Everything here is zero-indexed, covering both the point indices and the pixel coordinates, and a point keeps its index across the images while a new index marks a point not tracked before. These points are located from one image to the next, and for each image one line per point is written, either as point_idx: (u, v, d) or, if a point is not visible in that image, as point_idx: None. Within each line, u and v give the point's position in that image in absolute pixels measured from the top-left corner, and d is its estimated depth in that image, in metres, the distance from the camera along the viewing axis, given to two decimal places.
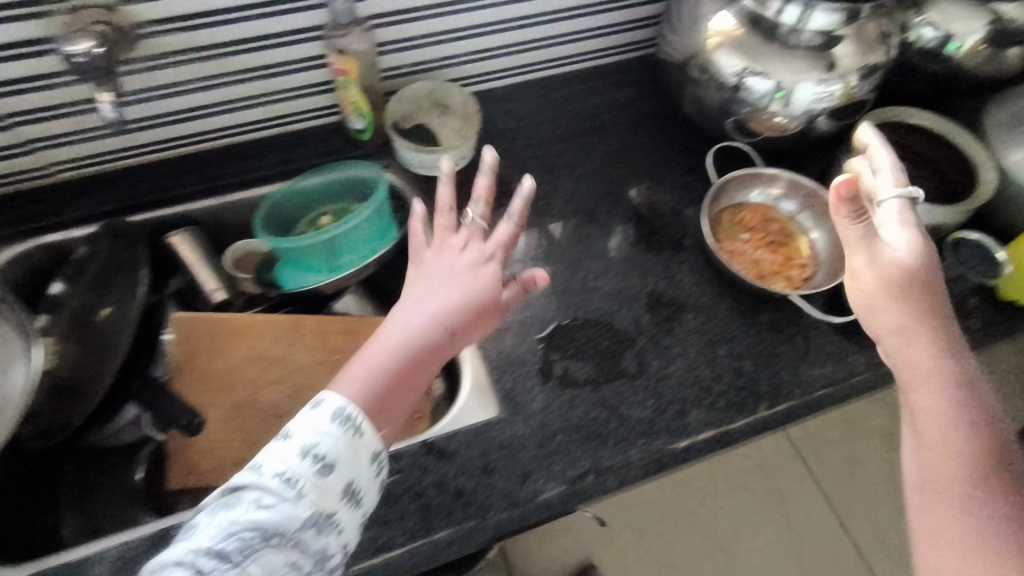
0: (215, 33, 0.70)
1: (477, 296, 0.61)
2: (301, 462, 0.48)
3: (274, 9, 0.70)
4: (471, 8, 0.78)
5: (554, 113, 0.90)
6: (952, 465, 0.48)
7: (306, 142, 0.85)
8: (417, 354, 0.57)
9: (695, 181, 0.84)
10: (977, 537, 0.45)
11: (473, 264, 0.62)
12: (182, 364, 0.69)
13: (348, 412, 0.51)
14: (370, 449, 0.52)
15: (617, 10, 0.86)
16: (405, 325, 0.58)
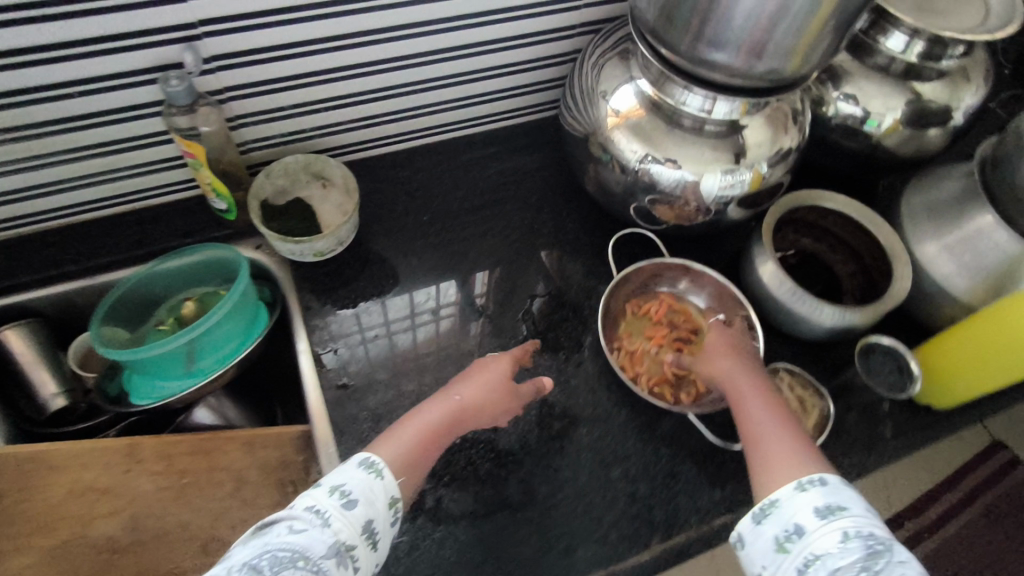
0: (25, 113, 0.59)
1: (500, 389, 0.62)
2: (328, 497, 0.48)
3: (96, 86, 0.59)
4: (346, 77, 0.69)
5: (451, 183, 0.82)
6: (753, 406, 0.57)
7: (163, 219, 0.75)
8: (436, 434, 0.57)
9: (601, 265, 0.77)
10: (771, 449, 0.53)
11: (498, 360, 0.64)
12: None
13: (374, 459, 0.52)
14: (388, 495, 0.51)
15: (517, 73, 0.78)
16: (439, 407, 0.59)
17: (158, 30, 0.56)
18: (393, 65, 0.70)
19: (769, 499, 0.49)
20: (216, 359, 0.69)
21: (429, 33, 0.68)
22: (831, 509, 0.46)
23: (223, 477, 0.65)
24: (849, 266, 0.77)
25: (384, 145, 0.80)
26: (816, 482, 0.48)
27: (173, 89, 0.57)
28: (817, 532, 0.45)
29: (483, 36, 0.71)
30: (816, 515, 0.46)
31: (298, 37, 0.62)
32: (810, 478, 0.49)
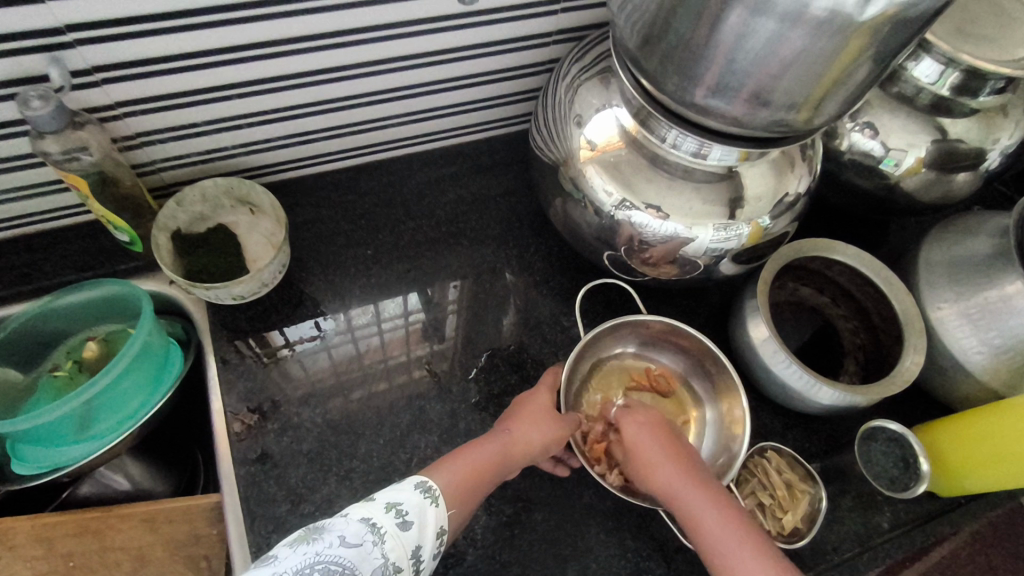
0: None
1: (554, 419, 0.56)
2: (384, 513, 0.45)
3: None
4: (272, 89, 0.57)
5: (404, 209, 0.71)
6: (703, 520, 0.50)
7: (60, 247, 0.64)
8: (487, 470, 0.52)
9: (570, 313, 0.67)
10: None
11: (548, 391, 0.58)
12: None
13: (430, 484, 0.49)
14: (439, 523, 0.47)
15: (483, 84, 0.67)
16: (489, 440, 0.54)
17: (19, 36, 0.45)
18: (333, 76, 0.58)
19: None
20: (121, 419, 0.60)
21: (376, 40, 0.56)
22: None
23: (122, 560, 0.56)
24: (851, 322, 0.68)
25: (325, 162, 0.69)
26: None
27: (39, 112, 0.47)
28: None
29: (442, 44, 0.60)
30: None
31: (207, 45, 0.51)
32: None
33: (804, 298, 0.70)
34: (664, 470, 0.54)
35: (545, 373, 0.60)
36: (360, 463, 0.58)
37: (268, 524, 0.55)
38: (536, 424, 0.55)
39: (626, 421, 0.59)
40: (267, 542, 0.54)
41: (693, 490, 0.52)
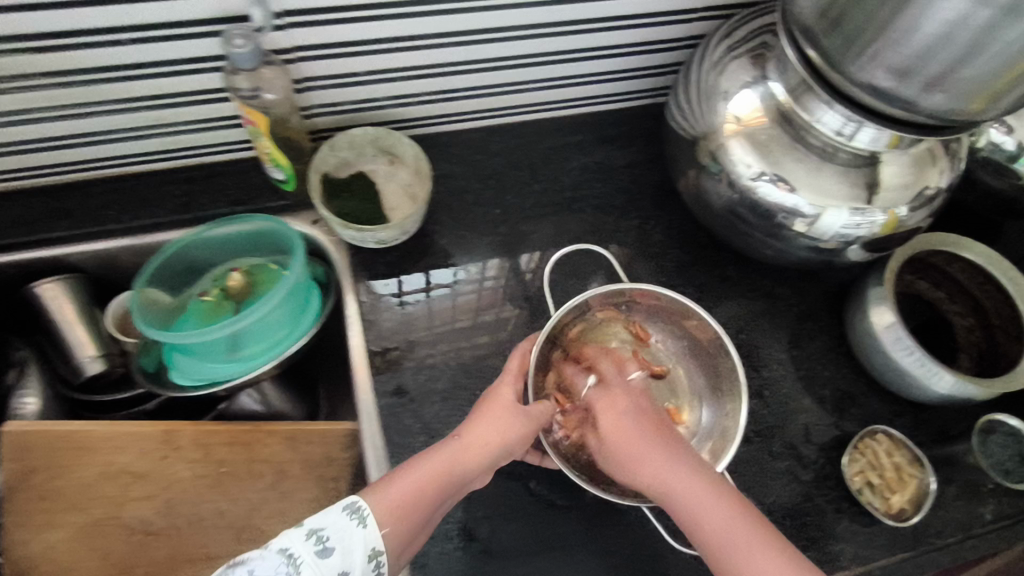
0: (77, 57, 0.52)
1: (513, 419, 0.56)
2: (301, 541, 0.47)
3: (156, 34, 0.52)
4: (433, 44, 0.60)
5: (530, 172, 0.74)
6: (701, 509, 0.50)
7: (215, 180, 0.68)
8: (439, 483, 0.53)
9: (688, 286, 0.70)
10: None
11: (512, 385, 0.58)
12: (19, 484, 0.56)
13: (360, 504, 0.50)
14: (368, 547, 0.49)
15: (622, 56, 0.69)
16: (427, 452, 0.54)
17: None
18: (486, 37, 0.61)
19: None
20: (266, 348, 0.64)
21: (533, 6, 0.58)
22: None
23: (264, 470, 0.60)
24: (967, 320, 0.68)
25: (460, 120, 0.72)
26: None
27: (241, 51, 0.50)
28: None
29: (590, 13, 0.61)
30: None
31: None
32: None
33: (922, 294, 0.70)
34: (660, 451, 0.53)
35: (513, 355, 0.61)
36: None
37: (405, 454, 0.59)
38: (493, 424, 0.56)
39: (603, 397, 0.58)
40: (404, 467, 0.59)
41: (693, 482, 0.51)
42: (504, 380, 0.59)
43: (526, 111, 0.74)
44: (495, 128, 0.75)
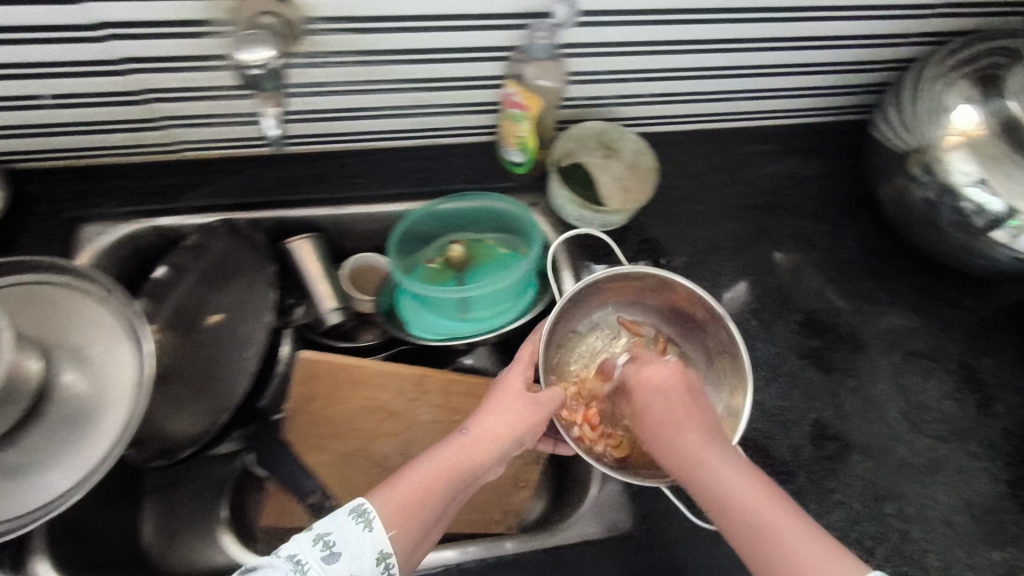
0: (382, 39, 0.58)
1: (523, 404, 0.59)
2: (309, 547, 0.49)
3: (458, 24, 0.58)
4: (683, 52, 0.66)
5: (727, 175, 0.79)
6: (735, 489, 0.49)
7: (449, 160, 0.75)
8: (453, 472, 0.56)
9: (878, 291, 0.75)
10: (790, 550, 0.46)
11: (522, 371, 0.62)
12: (299, 409, 0.64)
13: (365, 508, 0.52)
14: (377, 550, 0.50)
15: (834, 73, 0.74)
16: (447, 446, 0.57)
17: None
18: (727, 47, 0.65)
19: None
20: (492, 315, 0.71)
21: (781, 20, 0.63)
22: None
23: None
24: None
25: (669, 122, 0.77)
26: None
27: (540, 43, 0.57)
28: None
29: (826, 30, 0.65)
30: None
31: (664, 5, 0.58)
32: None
33: None
34: (692, 438, 0.53)
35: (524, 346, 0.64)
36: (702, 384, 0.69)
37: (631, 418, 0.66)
38: (501, 411, 0.59)
39: (652, 372, 0.59)
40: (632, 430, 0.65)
41: (729, 468, 0.50)
42: (515, 368, 0.62)
43: (727, 118, 0.79)
44: (695, 132, 0.80)
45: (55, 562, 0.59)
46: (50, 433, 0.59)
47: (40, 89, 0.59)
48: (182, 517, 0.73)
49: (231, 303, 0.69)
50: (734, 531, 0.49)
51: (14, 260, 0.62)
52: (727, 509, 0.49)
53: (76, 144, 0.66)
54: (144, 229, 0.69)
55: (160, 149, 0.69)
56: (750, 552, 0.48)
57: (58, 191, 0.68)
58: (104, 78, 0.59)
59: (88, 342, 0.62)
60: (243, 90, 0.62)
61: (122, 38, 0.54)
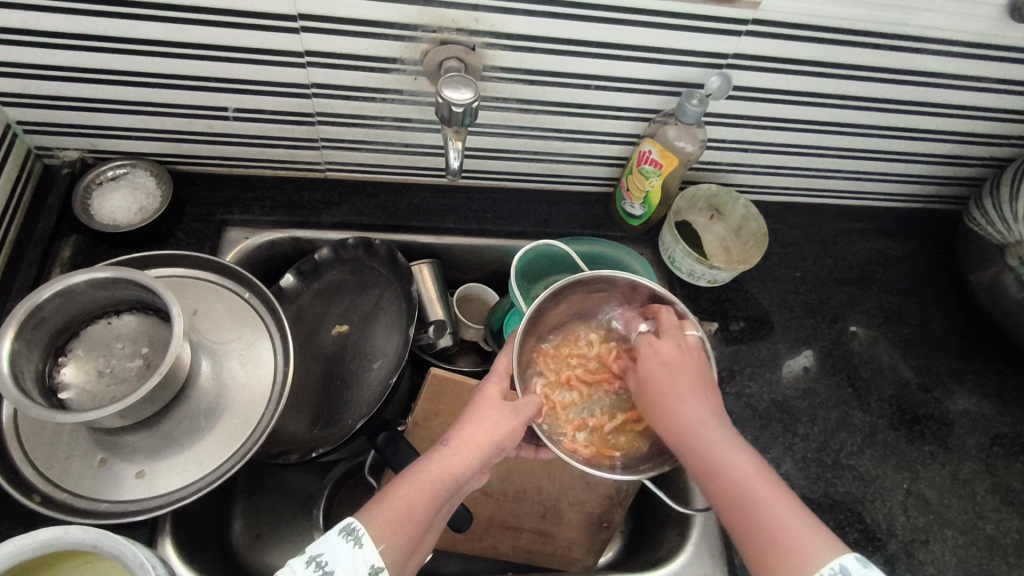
0: (545, 91, 0.64)
1: (505, 412, 0.57)
2: (302, 569, 0.45)
3: (615, 85, 0.64)
4: (800, 129, 0.72)
5: (821, 247, 0.84)
6: (732, 468, 0.49)
7: (565, 206, 0.80)
8: (437, 487, 0.53)
9: (967, 371, 0.78)
10: (787, 535, 0.45)
11: (498, 379, 0.59)
12: (423, 420, 0.69)
13: (355, 525, 0.48)
14: (368, 564, 0.47)
15: (930, 163, 0.80)
16: (429, 458, 0.54)
17: (699, 55, 0.61)
18: (838, 129, 0.72)
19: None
20: None
21: (890, 111, 0.70)
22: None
23: None
24: None
25: (770, 192, 0.83)
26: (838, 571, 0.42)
27: (692, 107, 0.62)
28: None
29: (928, 124, 0.72)
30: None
31: (794, 87, 0.65)
32: (828, 567, 0.43)
33: None
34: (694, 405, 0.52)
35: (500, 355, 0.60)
36: (800, 443, 0.72)
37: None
38: (484, 422, 0.56)
39: (663, 347, 0.56)
40: None
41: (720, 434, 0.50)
42: (491, 376, 0.59)
43: (824, 195, 0.85)
44: (791, 204, 0.86)
45: (177, 548, 0.60)
46: (188, 421, 0.60)
47: (228, 103, 0.64)
48: (269, 521, 0.74)
49: (355, 316, 0.73)
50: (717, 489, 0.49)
51: (177, 253, 0.66)
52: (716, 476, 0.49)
53: (238, 154, 0.72)
54: (283, 239, 0.75)
55: (309, 167, 0.75)
56: (745, 538, 0.47)
57: (212, 195, 0.74)
58: (288, 98, 0.64)
59: (231, 338, 0.65)
60: (404, 123, 0.68)
61: (321, 67, 0.60)
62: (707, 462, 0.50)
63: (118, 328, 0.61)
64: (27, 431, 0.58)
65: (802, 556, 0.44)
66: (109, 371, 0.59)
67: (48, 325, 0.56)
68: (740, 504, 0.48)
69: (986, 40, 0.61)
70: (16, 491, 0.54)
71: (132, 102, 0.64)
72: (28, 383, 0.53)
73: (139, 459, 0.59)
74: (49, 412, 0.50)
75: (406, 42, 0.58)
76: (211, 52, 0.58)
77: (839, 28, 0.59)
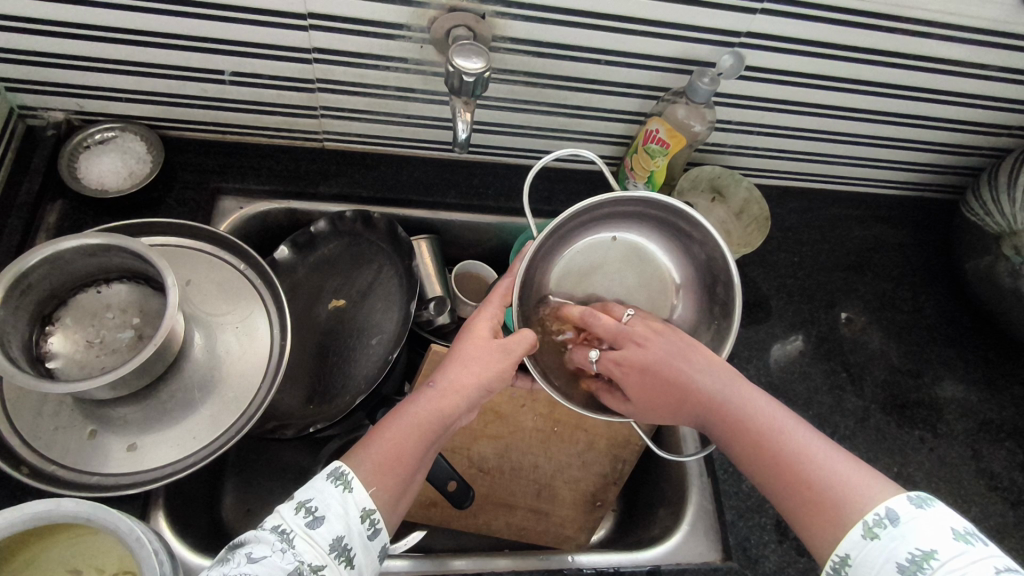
0: (553, 64, 0.62)
1: (492, 353, 0.56)
2: (293, 516, 0.44)
3: (626, 60, 0.62)
4: (805, 113, 0.72)
5: (819, 232, 0.85)
6: (762, 413, 0.49)
7: (567, 183, 0.79)
8: (426, 426, 0.53)
9: (956, 358, 0.79)
10: (835, 480, 0.44)
11: (492, 316, 0.58)
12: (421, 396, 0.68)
13: (343, 469, 0.47)
14: (360, 507, 0.46)
15: (930, 151, 0.80)
16: (417, 401, 0.54)
17: (714, 34, 0.60)
18: (845, 113, 0.72)
19: (836, 554, 0.41)
20: None
21: (897, 97, 0.70)
22: (922, 556, 0.38)
23: (581, 437, 0.73)
24: None
25: (772, 176, 0.83)
26: (884, 515, 0.40)
27: (703, 87, 0.61)
28: (937, 537, 0.38)
29: (933, 111, 0.72)
30: (901, 572, 0.38)
31: (806, 68, 0.65)
32: (874, 513, 0.41)
33: None
34: (700, 377, 0.53)
35: (497, 287, 0.60)
36: None
37: None
38: (469, 365, 0.55)
39: (634, 353, 0.57)
40: (722, 458, 0.69)
41: (739, 386, 0.51)
42: (483, 311, 0.59)
43: (824, 180, 0.85)
44: (792, 189, 0.86)
45: (170, 523, 0.59)
46: (182, 393, 0.59)
47: (224, 66, 0.62)
48: (260, 495, 0.72)
49: (353, 290, 0.72)
50: (748, 443, 0.49)
51: (170, 222, 0.64)
52: (746, 430, 0.49)
53: (234, 121, 0.70)
54: (278, 209, 0.73)
55: (307, 136, 0.73)
56: (787, 490, 0.46)
57: (206, 162, 0.72)
58: (287, 63, 0.62)
59: (226, 310, 0.63)
60: (406, 93, 0.66)
61: (324, 30, 0.58)
62: (735, 419, 0.50)
63: (107, 297, 0.59)
64: (13, 403, 0.55)
65: (846, 502, 0.42)
66: (99, 341, 0.58)
67: (35, 293, 0.54)
68: (776, 458, 0.47)
69: (999, 29, 0.60)
70: (3, 463, 0.53)
71: (122, 61, 0.61)
72: (15, 351, 0.51)
73: (130, 432, 0.57)
74: (41, 382, 0.48)
75: (413, 7, 0.56)
76: (207, 10, 0.56)
77: (855, 10, 0.58)
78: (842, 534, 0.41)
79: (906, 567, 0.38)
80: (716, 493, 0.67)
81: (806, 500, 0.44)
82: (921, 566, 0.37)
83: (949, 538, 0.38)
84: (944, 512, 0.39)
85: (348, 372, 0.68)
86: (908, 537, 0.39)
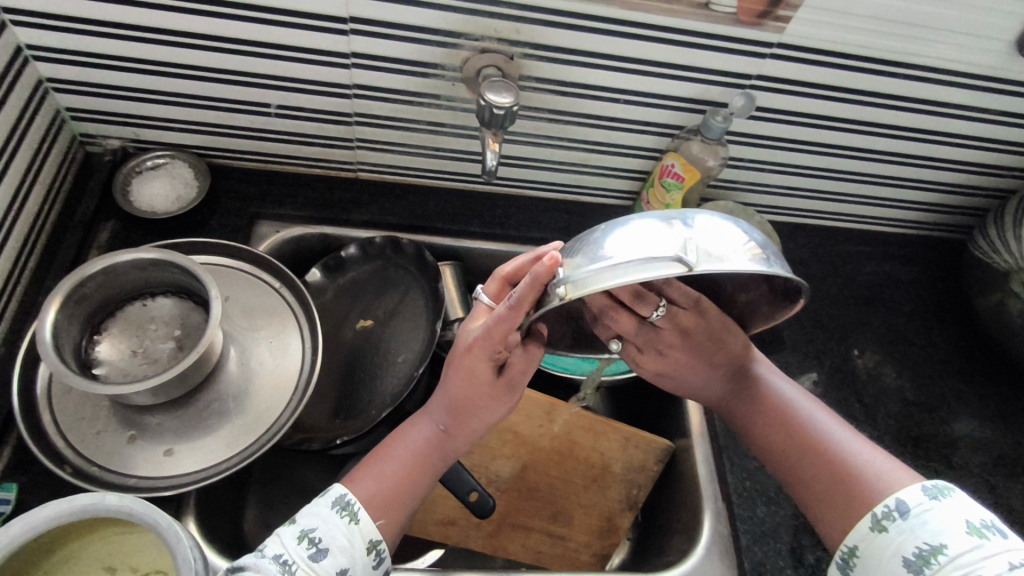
0: (575, 102, 0.67)
1: (491, 391, 0.55)
2: (296, 546, 0.46)
3: (643, 99, 0.67)
4: (814, 152, 0.75)
5: (830, 267, 0.87)
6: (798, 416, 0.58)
7: (586, 215, 0.83)
8: (427, 461, 0.56)
9: (970, 393, 0.80)
10: (852, 475, 0.51)
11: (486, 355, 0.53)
12: None
13: (349, 501, 0.50)
14: (366, 539, 0.49)
15: (936, 191, 0.83)
16: (420, 436, 0.56)
17: (727, 76, 0.64)
18: (853, 152, 0.75)
19: (845, 546, 0.48)
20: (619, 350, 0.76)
21: (901, 138, 0.73)
22: (930, 550, 0.44)
23: (597, 461, 0.74)
24: None
25: (783, 213, 0.86)
26: (893, 508, 0.47)
27: (715, 124, 0.65)
28: (950, 534, 0.44)
29: (936, 152, 0.76)
30: (908, 564, 0.44)
31: (814, 109, 0.69)
32: (884, 506, 0.48)
33: None
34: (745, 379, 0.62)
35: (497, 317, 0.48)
36: None
37: (741, 472, 0.71)
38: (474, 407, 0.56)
39: (659, 355, 0.64)
40: (736, 483, 0.70)
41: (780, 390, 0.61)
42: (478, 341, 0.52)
43: (834, 218, 0.88)
44: (803, 225, 0.89)
45: (197, 527, 0.61)
46: (217, 403, 0.62)
47: (271, 100, 0.67)
48: (281, 511, 0.73)
49: (379, 312, 0.76)
50: (784, 437, 0.58)
51: (212, 242, 0.68)
52: (783, 426, 0.59)
53: (276, 151, 0.75)
54: (313, 234, 0.76)
55: (342, 166, 0.78)
56: (812, 481, 0.54)
57: (247, 189, 0.77)
58: (329, 98, 0.67)
59: (262, 326, 0.67)
60: (435, 127, 0.71)
61: (364, 68, 0.63)
62: (774, 417, 0.60)
63: (152, 310, 0.62)
64: (59, 406, 0.58)
65: (859, 491, 0.50)
66: (141, 351, 0.61)
67: (89, 301, 0.57)
68: (808, 451, 0.55)
69: (995, 74, 0.64)
70: (48, 460, 0.55)
71: (179, 94, 0.66)
72: (68, 354, 0.54)
73: (166, 439, 0.59)
74: (92, 383, 0.51)
75: (449, 48, 0.61)
76: (261, 49, 0.61)
77: (857, 56, 0.62)
78: (854, 525, 0.49)
79: (912, 560, 0.44)
80: (731, 517, 0.68)
81: (828, 491, 0.52)
82: (930, 559, 0.44)
83: (963, 533, 0.44)
84: (957, 508, 0.45)
85: (372, 389, 0.71)
86: (918, 532, 0.45)
